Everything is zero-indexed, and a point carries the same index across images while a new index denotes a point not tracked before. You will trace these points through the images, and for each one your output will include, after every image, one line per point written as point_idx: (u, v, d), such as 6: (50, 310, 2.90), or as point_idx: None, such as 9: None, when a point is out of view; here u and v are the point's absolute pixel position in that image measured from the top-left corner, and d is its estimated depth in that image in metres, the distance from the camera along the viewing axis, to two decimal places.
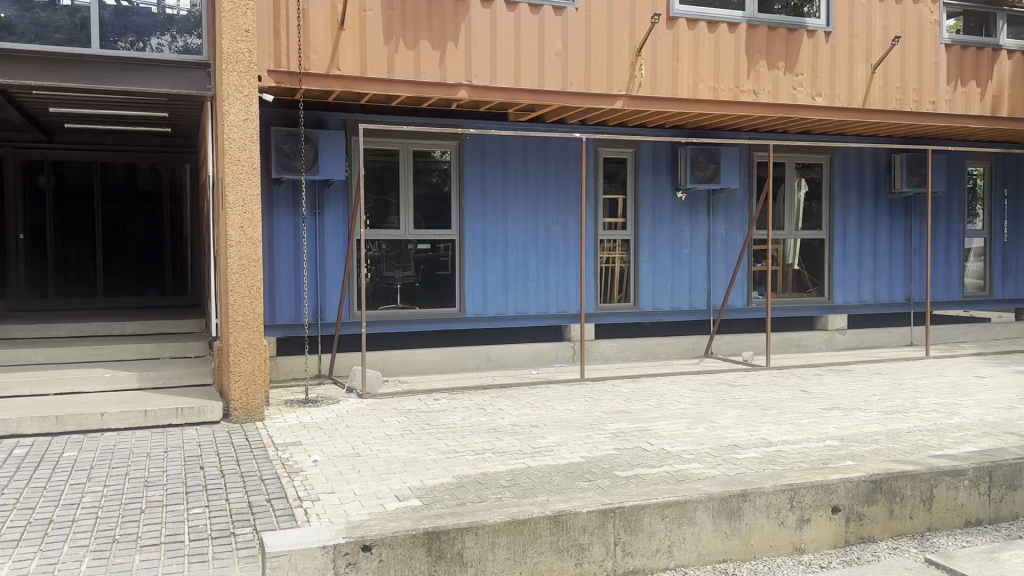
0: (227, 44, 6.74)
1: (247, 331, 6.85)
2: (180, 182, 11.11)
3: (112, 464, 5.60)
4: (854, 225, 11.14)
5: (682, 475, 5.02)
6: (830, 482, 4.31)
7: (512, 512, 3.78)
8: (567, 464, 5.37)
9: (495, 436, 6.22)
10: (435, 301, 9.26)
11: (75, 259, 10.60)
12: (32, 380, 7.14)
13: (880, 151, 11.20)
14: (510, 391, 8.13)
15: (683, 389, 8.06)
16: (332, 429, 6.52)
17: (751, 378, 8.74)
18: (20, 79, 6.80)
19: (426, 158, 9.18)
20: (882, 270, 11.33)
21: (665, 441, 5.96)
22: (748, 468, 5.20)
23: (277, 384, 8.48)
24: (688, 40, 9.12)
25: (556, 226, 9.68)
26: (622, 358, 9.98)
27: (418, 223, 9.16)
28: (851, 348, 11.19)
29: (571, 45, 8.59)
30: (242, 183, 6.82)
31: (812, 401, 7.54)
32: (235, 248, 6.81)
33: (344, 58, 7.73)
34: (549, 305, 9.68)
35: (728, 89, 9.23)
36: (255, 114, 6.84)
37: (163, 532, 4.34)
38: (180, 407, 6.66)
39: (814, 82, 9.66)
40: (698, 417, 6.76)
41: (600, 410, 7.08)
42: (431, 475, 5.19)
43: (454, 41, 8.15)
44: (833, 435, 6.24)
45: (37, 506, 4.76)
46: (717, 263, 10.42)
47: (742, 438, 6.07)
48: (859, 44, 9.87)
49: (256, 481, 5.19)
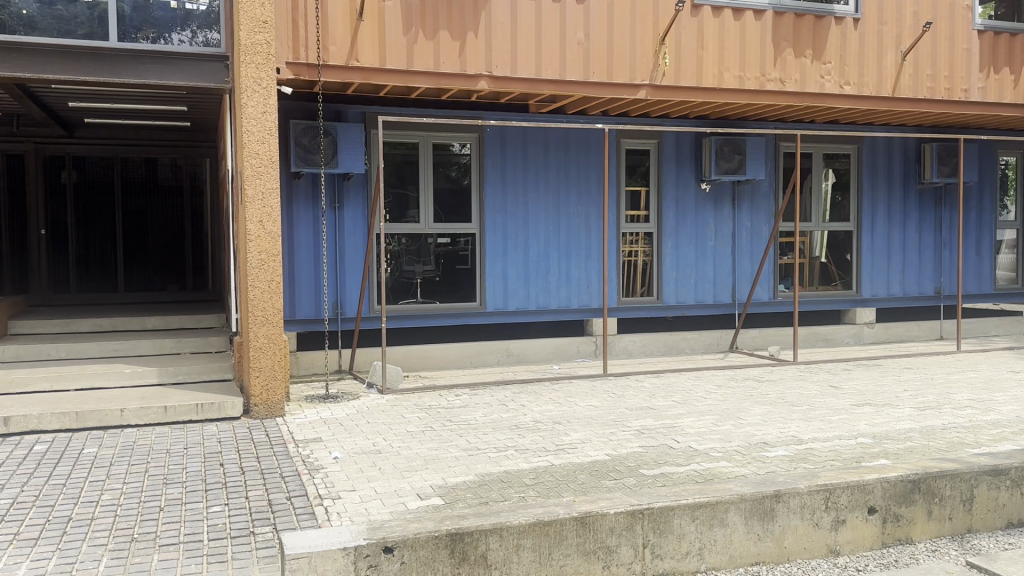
0: (244, 36, 6.64)
1: (267, 326, 6.78)
2: (201, 177, 11.06)
3: (131, 461, 5.54)
4: (883, 217, 10.91)
5: (711, 474, 4.88)
6: (867, 482, 4.15)
7: (538, 513, 3.66)
8: (592, 462, 5.25)
9: (518, 432, 6.11)
10: (455, 296, 9.14)
11: (97, 255, 10.62)
12: (53, 376, 7.13)
13: (909, 140, 10.98)
14: (532, 386, 8.02)
15: (708, 384, 7.91)
16: (353, 426, 6.44)
17: (778, 373, 8.57)
18: (37, 72, 6.71)
19: (445, 151, 9.05)
20: (911, 263, 11.09)
21: (692, 438, 5.81)
22: (779, 467, 5.06)
23: (298, 380, 8.44)
24: (713, 29, 8.93)
25: (578, 219, 9.54)
26: (645, 353, 9.85)
27: (438, 217, 9.04)
28: (880, 342, 11.01)
29: (593, 33, 8.43)
30: (261, 176, 6.73)
31: (842, 396, 7.36)
32: (254, 243, 6.73)
33: (363, 49, 7.64)
34: (571, 300, 9.55)
35: (754, 78, 9.02)
36: (273, 106, 6.75)
37: (182, 532, 4.27)
38: (200, 403, 6.62)
39: (843, 71, 9.47)
40: (724, 413, 6.61)
41: (624, 406, 6.95)
42: (453, 473, 5.09)
43: (474, 30, 8.01)
44: (865, 432, 6.07)
45: (56, 503, 4.71)
46: (742, 256, 10.23)
47: (772, 436, 5.92)
48: (889, 30, 9.63)
49: (277, 478, 5.12)
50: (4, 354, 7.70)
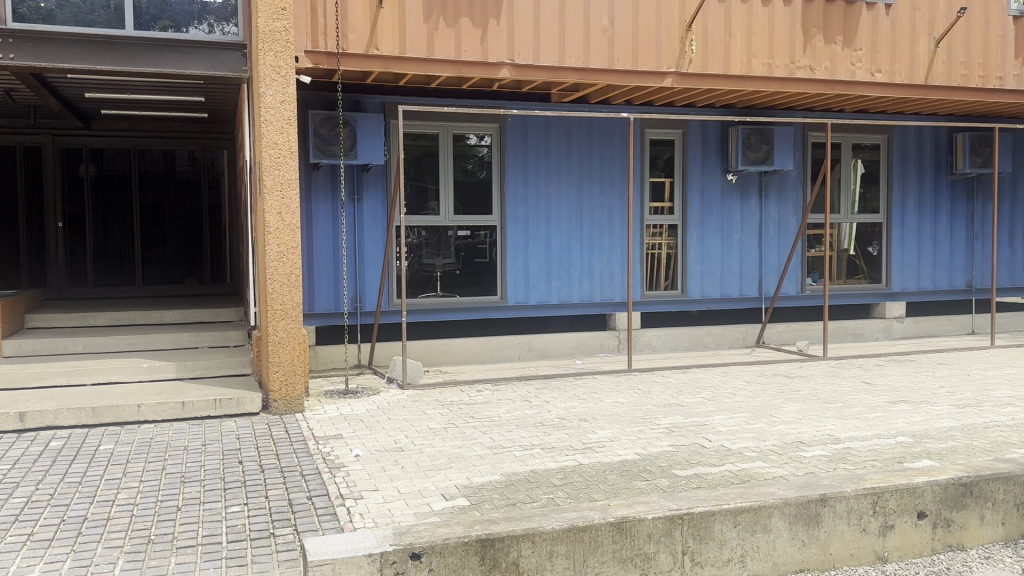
0: (263, 22, 6.48)
1: (286, 320, 6.63)
2: (218, 169, 10.93)
3: (148, 459, 5.42)
4: (913, 209, 10.63)
5: (748, 475, 4.69)
6: (916, 486, 3.94)
7: (571, 518, 3.48)
8: (621, 461, 5.06)
9: (543, 430, 5.92)
10: (476, 290, 8.97)
11: (114, 247, 10.52)
12: (69, 370, 7.02)
13: (941, 129, 10.68)
14: (555, 381, 7.84)
15: (737, 381, 7.69)
16: (374, 422, 6.30)
17: (808, 369, 8.34)
18: (51, 62, 6.59)
19: (465, 142, 8.86)
20: (942, 256, 10.81)
21: (724, 437, 5.60)
22: (819, 468, 4.85)
23: (317, 374, 8.32)
24: (741, 14, 8.66)
25: (601, 210, 9.34)
26: (669, 347, 9.65)
27: (459, 209, 8.87)
28: (910, 337, 10.76)
29: (618, 19, 8.20)
30: (280, 166, 6.57)
31: (876, 393, 7.13)
32: (274, 236, 6.58)
33: (383, 37, 7.47)
34: (594, 293, 9.35)
35: (783, 65, 8.76)
36: (292, 95, 6.60)
37: (200, 533, 4.13)
38: (218, 398, 6.48)
39: (874, 58, 9.20)
40: (756, 411, 6.39)
41: (652, 402, 6.75)
42: (478, 472, 4.91)
43: (496, 17, 7.82)
44: (904, 430, 5.84)
45: (71, 503, 4.60)
46: (769, 249, 9.99)
47: (807, 434, 5.71)
48: (921, 17, 9.35)
49: (297, 477, 4.97)
50: (20, 348, 7.59)
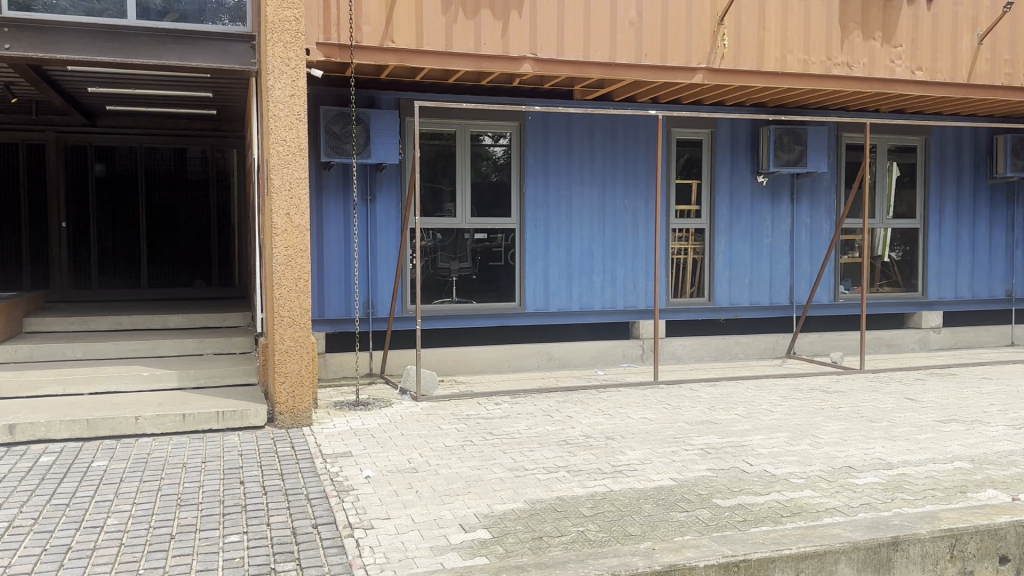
0: (272, 12, 6.09)
1: (293, 328, 6.23)
2: (228, 168, 10.55)
3: (143, 478, 5.03)
4: (951, 214, 10.14)
5: (798, 507, 4.26)
6: (999, 526, 3.61)
7: (612, 566, 3.17)
8: (656, 488, 4.62)
9: (568, 450, 5.48)
10: (493, 296, 8.55)
11: (120, 249, 10.18)
12: (66, 378, 6.67)
13: (980, 130, 10.18)
14: (577, 395, 7.40)
15: (772, 396, 7.21)
16: (386, 438, 5.88)
17: (846, 383, 7.86)
18: (49, 51, 6.22)
19: (482, 141, 8.45)
20: (981, 264, 10.30)
21: (767, 461, 5.16)
22: (875, 499, 4.41)
23: (326, 384, 7.93)
24: (776, 8, 8.19)
25: (624, 213, 8.90)
26: (695, 358, 9.20)
27: (476, 211, 8.45)
28: (947, 348, 10.24)
29: (646, 13, 7.77)
30: (289, 165, 6.17)
31: (923, 412, 6.64)
32: (280, 238, 6.17)
33: (398, 30, 7.06)
34: (617, 300, 8.91)
35: (820, 62, 8.29)
36: (302, 89, 6.20)
37: (193, 568, 3.72)
38: (220, 411, 6.09)
39: (914, 55, 8.67)
40: (798, 431, 5.94)
41: (682, 420, 6.30)
42: (499, 499, 4.49)
43: (518, 10, 7.40)
44: (961, 455, 5.37)
45: (56, 529, 4.21)
46: (801, 255, 9.52)
47: (855, 458, 5.26)
48: (964, 12, 8.84)
49: (302, 501, 4.56)
50: (17, 354, 7.23)
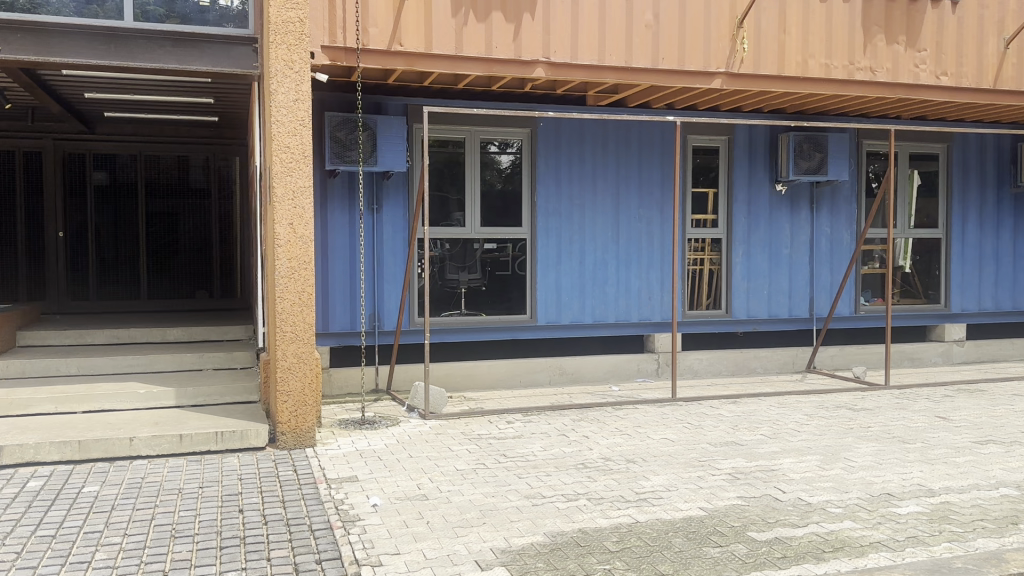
0: (275, 12, 5.80)
1: (297, 344, 5.94)
2: (229, 177, 10.29)
3: (136, 506, 4.72)
4: (974, 224, 9.83)
5: (840, 541, 3.95)
6: None
7: None
8: (686, 519, 4.30)
9: (588, 475, 5.16)
10: (503, 308, 8.24)
11: (119, 260, 9.89)
12: (59, 397, 6.38)
13: (1004, 137, 9.83)
14: (592, 412, 7.07)
15: (796, 414, 6.89)
16: (393, 460, 5.57)
17: (872, 400, 7.53)
18: (41, 54, 5.93)
19: (490, 149, 8.17)
20: (1005, 275, 9.98)
21: (800, 487, 4.84)
22: (921, 532, 4.09)
23: (330, 400, 7.63)
24: (798, 11, 7.90)
25: (640, 223, 8.60)
26: (712, 372, 8.89)
27: (485, 220, 8.15)
28: (971, 362, 9.91)
29: (664, 15, 7.49)
30: (293, 172, 5.89)
31: (957, 432, 6.31)
32: (284, 250, 5.88)
33: (407, 32, 6.77)
34: (631, 313, 8.60)
35: (842, 66, 8.01)
36: (307, 93, 5.90)
37: None
38: (220, 432, 5.78)
39: (940, 59, 8.35)
40: (829, 453, 5.62)
41: (706, 441, 5.98)
42: (517, 532, 4.17)
43: (531, 12, 7.11)
44: (1006, 480, 5.05)
45: (41, 564, 3.91)
46: (821, 266, 9.21)
47: (894, 484, 4.94)
48: (990, 15, 8.52)
49: (305, 534, 4.24)
50: (9, 370, 6.94)
